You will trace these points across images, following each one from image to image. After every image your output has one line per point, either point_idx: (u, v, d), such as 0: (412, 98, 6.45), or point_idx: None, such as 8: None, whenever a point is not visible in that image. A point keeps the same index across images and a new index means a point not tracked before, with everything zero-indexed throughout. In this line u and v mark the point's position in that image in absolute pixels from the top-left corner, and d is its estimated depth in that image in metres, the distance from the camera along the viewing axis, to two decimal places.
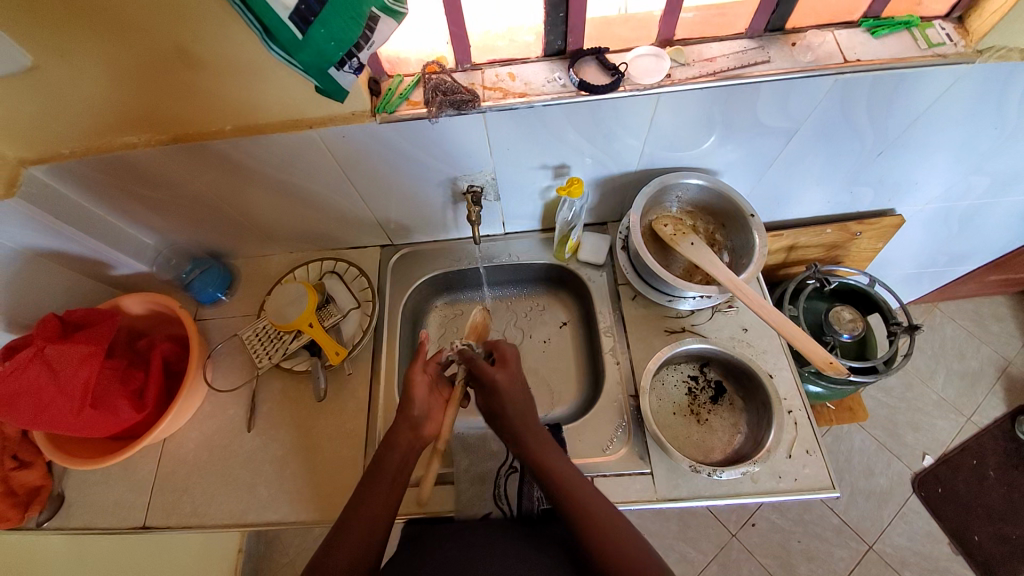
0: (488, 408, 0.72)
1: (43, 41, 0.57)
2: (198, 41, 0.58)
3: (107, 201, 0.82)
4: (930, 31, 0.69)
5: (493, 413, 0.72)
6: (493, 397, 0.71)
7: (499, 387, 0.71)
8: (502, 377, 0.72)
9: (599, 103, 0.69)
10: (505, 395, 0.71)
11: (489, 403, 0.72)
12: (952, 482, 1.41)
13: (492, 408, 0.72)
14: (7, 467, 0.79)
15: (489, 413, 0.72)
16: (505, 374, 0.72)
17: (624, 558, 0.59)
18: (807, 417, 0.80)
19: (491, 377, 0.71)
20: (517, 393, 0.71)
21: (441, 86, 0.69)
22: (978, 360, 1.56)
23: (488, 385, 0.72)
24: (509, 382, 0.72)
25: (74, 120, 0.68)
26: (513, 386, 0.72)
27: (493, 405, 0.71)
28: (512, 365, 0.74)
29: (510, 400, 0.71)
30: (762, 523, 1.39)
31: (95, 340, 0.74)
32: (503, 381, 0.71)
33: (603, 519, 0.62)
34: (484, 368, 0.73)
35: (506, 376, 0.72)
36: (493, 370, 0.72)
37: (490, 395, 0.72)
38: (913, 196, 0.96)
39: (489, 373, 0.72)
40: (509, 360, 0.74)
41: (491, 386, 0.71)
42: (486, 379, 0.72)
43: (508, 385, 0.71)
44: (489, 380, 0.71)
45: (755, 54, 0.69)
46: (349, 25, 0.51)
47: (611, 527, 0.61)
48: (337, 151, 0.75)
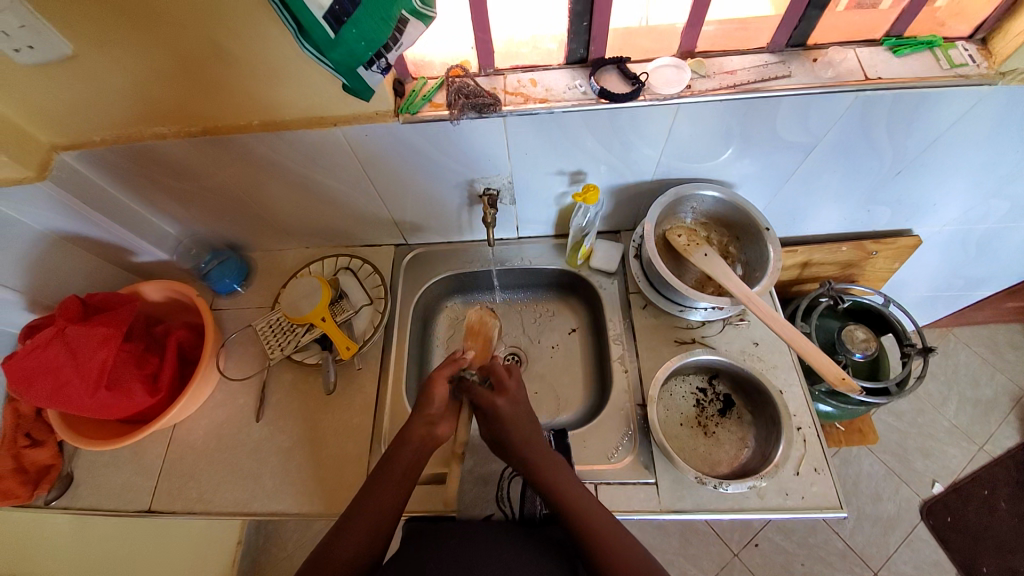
0: (493, 437, 0.72)
1: (84, 31, 0.59)
2: (231, 37, 0.60)
3: (134, 189, 0.84)
4: (952, 52, 0.69)
5: (498, 439, 0.72)
6: (495, 422, 0.72)
7: (501, 413, 0.71)
8: (503, 403, 0.72)
9: (618, 111, 0.70)
10: (506, 420, 0.71)
11: (493, 431, 0.72)
12: (962, 511, 1.38)
13: (495, 434, 0.72)
14: (20, 444, 0.81)
15: (494, 440, 0.72)
16: (504, 398, 0.73)
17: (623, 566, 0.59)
18: (816, 435, 0.79)
19: (492, 405, 0.72)
20: (517, 417, 0.72)
21: (464, 89, 0.70)
22: (992, 389, 1.53)
23: (490, 412, 0.72)
24: (512, 408, 0.72)
25: (107, 109, 0.70)
26: (513, 410, 0.72)
27: (497, 432, 0.71)
28: (508, 387, 0.74)
29: (512, 424, 0.71)
30: (765, 544, 1.37)
31: (114, 323, 0.76)
32: (503, 407, 0.72)
33: (607, 533, 0.62)
34: (483, 395, 0.73)
35: (505, 400, 0.73)
36: (494, 397, 0.72)
37: (492, 421, 0.72)
38: (930, 217, 0.95)
39: (490, 401, 0.72)
40: (504, 383, 0.75)
41: (494, 413, 0.72)
42: (487, 407, 0.72)
43: (509, 412, 0.72)
44: (490, 407, 0.72)
45: (776, 68, 0.70)
46: (380, 27, 0.53)
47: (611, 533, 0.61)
48: (358, 149, 0.76)
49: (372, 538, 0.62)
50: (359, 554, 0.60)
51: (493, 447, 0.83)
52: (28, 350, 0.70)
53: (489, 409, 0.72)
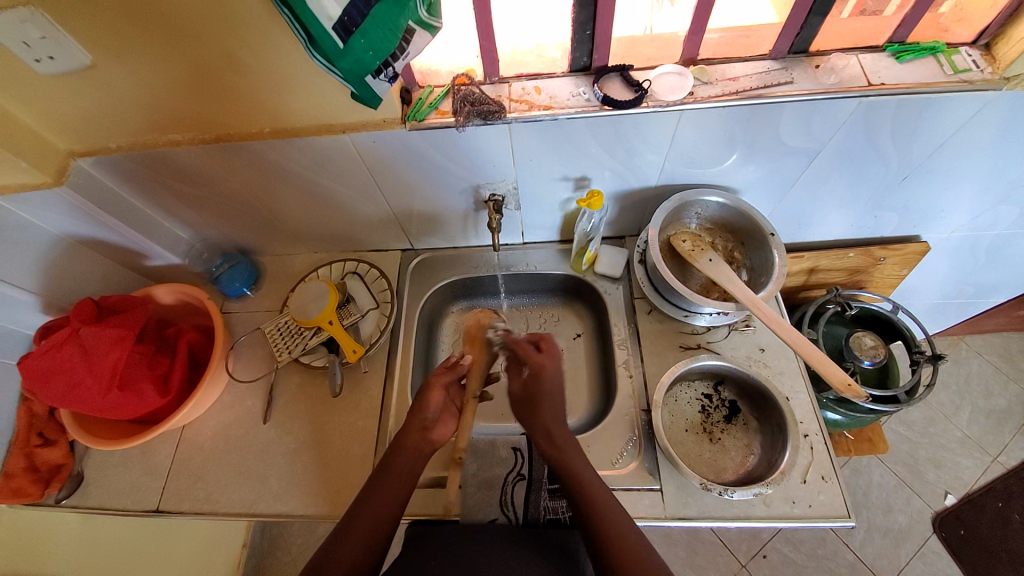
0: (526, 391, 0.74)
1: (103, 42, 0.61)
2: (245, 48, 0.62)
3: (147, 194, 0.86)
4: (956, 57, 0.69)
5: (528, 398, 0.74)
6: (534, 382, 0.74)
7: (543, 376, 0.74)
8: (550, 366, 0.74)
9: (621, 118, 0.71)
10: (547, 384, 0.73)
11: (528, 388, 0.74)
12: (975, 524, 1.35)
13: (532, 394, 0.73)
14: (32, 443, 0.84)
15: (524, 396, 0.74)
16: (551, 363, 0.75)
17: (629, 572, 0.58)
18: (824, 443, 0.78)
19: (540, 366, 0.74)
20: (558, 384, 0.74)
21: (470, 97, 0.72)
22: (1005, 398, 1.50)
23: (534, 371, 0.74)
24: (552, 369, 0.75)
25: (123, 117, 0.72)
26: (555, 377, 0.75)
27: (533, 391, 0.74)
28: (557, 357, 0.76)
29: (550, 389, 0.73)
30: (773, 555, 1.35)
31: (128, 325, 0.78)
32: (548, 368, 0.74)
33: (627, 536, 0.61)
34: (532, 355, 0.75)
35: (551, 366, 0.75)
36: (541, 358, 0.75)
37: (532, 380, 0.74)
38: (938, 223, 0.94)
39: (539, 362, 0.74)
40: (553, 350, 0.76)
41: (537, 370, 0.74)
42: (533, 363, 0.74)
43: (552, 376, 0.74)
44: (537, 365, 0.74)
45: (778, 75, 0.71)
46: (387, 37, 0.54)
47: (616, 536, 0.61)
48: (366, 156, 0.78)
49: (375, 535, 0.63)
50: (362, 553, 0.61)
51: (498, 450, 0.82)
52: (44, 350, 0.72)
53: (533, 368, 0.74)
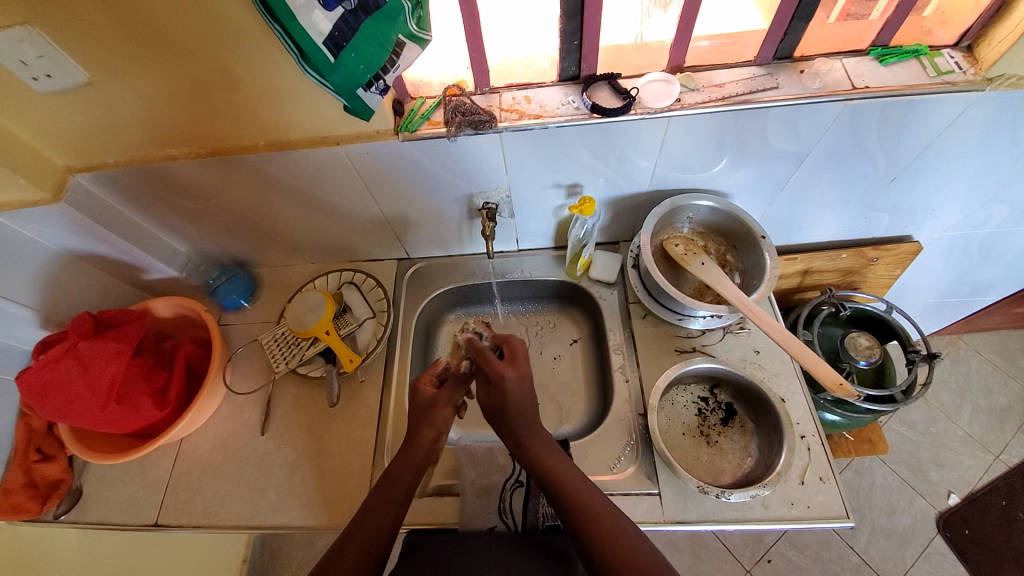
0: (492, 404, 0.69)
1: (100, 60, 0.62)
2: (239, 64, 0.63)
3: (144, 209, 0.87)
4: (939, 60, 0.71)
5: (497, 411, 0.69)
6: (498, 394, 0.69)
7: (506, 388, 0.68)
8: (513, 375, 0.69)
9: (611, 125, 0.72)
10: (510, 394, 0.68)
11: (491, 398, 0.69)
12: (980, 524, 1.35)
13: (495, 404, 0.69)
14: (31, 459, 0.84)
15: (493, 408, 0.69)
16: (513, 371, 0.69)
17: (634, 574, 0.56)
18: (820, 444, 0.78)
19: (501, 378, 0.68)
20: (523, 391, 0.69)
21: (461, 107, 0.73)
22: (1006, 396, 1.50)
23: (496, 382, 0.69)
24: (517, 379, 0.69)
25: (120, 132, 0.73)
26: (520, 385, 0.69)
27: (498, 404, 0.69)
28: (520, 362, 0.71)
29: (514, 398, 0.68)
30: (778, 560, 1.34)
31: (125, 338, 0.78)
32: (512, 379, 0.69)
33: (631, 548, 0.58)
34: (492, 366, 0.70)
35: (513, 373, 0.69)
36: (503, 369, 0.69)
37: (495, 392, 0.69)
38: (929, 223, 0.95)
39: (499, 373, 0.69)
40: (518, 356, 0.71)
41: (498, 382, 0.69)
42: (494, 374, 0.69)
43: (516, 387, 0.69)
44: (499, 377, 0.69)
45: (764, 80, 0.72)
46: (377, 52, 0.55)
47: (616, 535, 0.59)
48: (360, 167, 0.79)
49: (373, 541, 0.62)
50: (361, 560, 0.60)
51: (496, 457, 0.80)
52: (42, 364, 0.72)
53: (495, 380, 0.69)
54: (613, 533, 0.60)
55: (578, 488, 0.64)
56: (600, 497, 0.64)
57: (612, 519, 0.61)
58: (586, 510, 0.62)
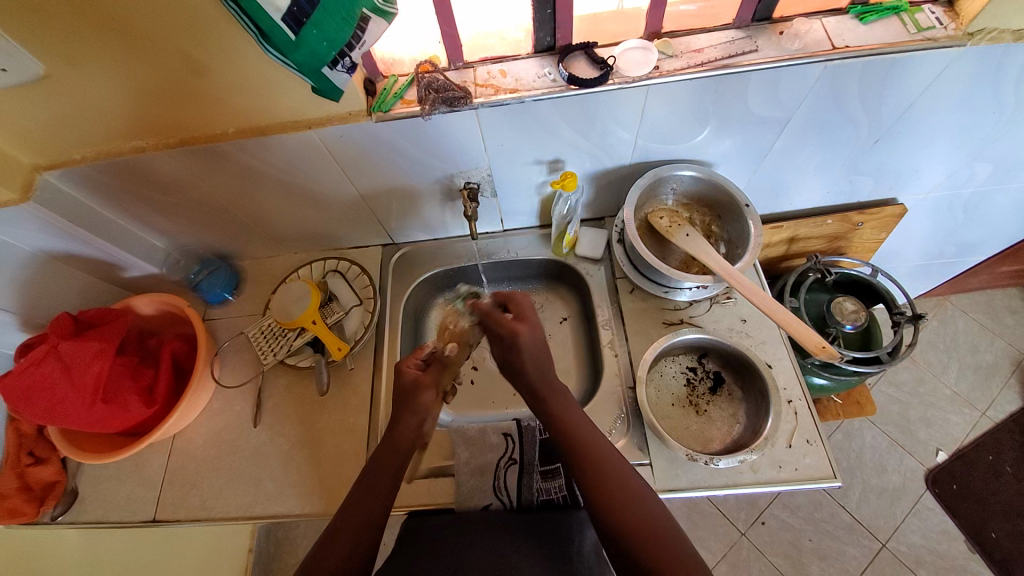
0: (506, 363, 0.71)
1: (54, 50, 0.59)
2: (201, 48, 0.61)
3: (118, 205, 0.85)
4: (919, 15, 0.69)
5: (508, 365, 0.71)
6: (512, 350, 0.70)
7: (520, 343, 0.69)
8: (526, 332, 0.70)
9: (590, 96, 0.70)
10: (524, 352, 0.69)
11: (506, 356, 0.71)
12: (967, 478, 1.38)
13: (510, 361, 0.70)
14: (23, 463, 0.83)
15: (505, 364, 0.71)
16: (526, 328, 0.71)
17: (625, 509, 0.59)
18: (807, 407, 0.80)
19: (514, 332, 0.70)
20: (537, 351, 0.70)
21: (434, 83, 0.70)
22: (992, 354, 1.53)
23: (511, 340, 0.70)
24: (531, 336, 0.70)
25: (85, 126, 0.71)
26: (534, 341, 0.70)
27: (512, 360, 0.70)
28: (531, 318, 0.72)
29: (529, 356, 0.69)
30: (772, 522, 1.38)
31: (107, 338, 0.77)
32: (525, 335, 0.70)
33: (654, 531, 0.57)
34: (506, 323, 0.72)
35: (528, 329, 0.71)
36: (515, 326, 0.70)
37: (509, 349, 0.70)
38: (914, 184, 0.95)
39: (512, 328, 0.71)
40: (527, 314, 0.73)
41: (512, 340, 0.70)
42: (506, 332, 0.71)
43: (531, 345, 0.70)
44: (511, 333, 0.70)
45: (743, 43, 0.70)
46: (341, 27, 0.54)
47: (616, 478, 0.61)
48: (336, 150, 0.77)
49: (364, 526, 0.61)
50: (355, 540, 0.60)
51: (489, 437, 0.81)
52: (23, 367, 0.71)
53: (508, 336, 0.70)
54: (634, 507, 0.59)
55: (598, 463, 0.63)
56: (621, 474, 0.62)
57: (636, 493, 0.60)
58: (607, 487, 0.60)
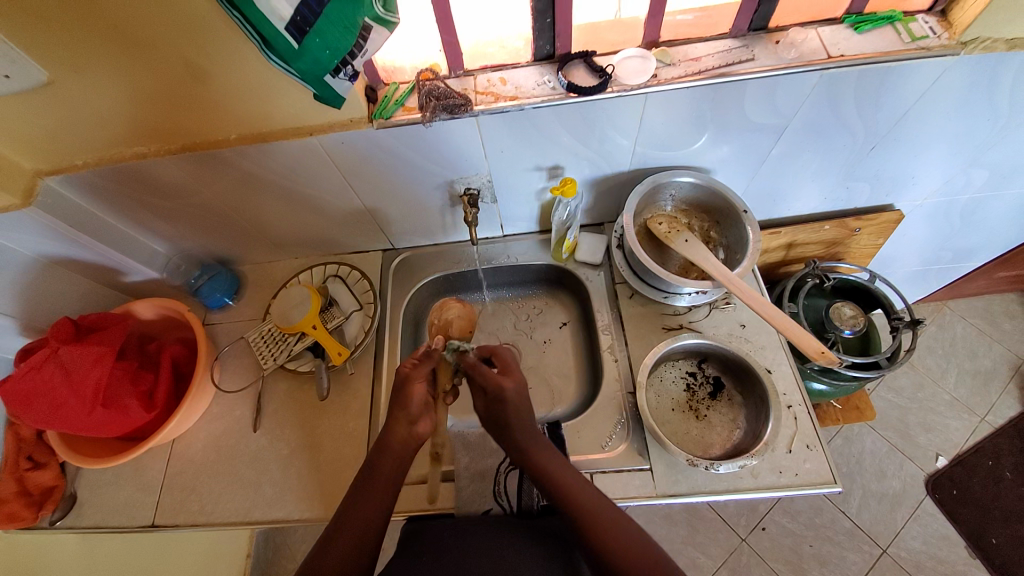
0: (491, 415, 0.70)
1: (60, 58, 0.60)
2: (204, 55, 0.62)
3: (120, 211, 0.85)
4: (913, 25, 0.70)
5: (495, 421, 0.70)
6: (496, 402, 0.70)
7: (506, 397, 0.69)
8: (511, 386, 0.70)
9: (589, 104, 0.71)
10: (510, 404, 0.69)
11: (491, 409, 0.70)
12: (967, 484, 1.38)
13: (495, 414, 0.70)
14: (22, 467, 0.82)
15: (491, 418, 0.70)
16: (511, 381, 0.70)
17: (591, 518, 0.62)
18: (807, 413, 0.80)
19: (500, 387, 0.69)
20: (522, 402, 0.70)
21: (436, 91, 0.71)
22: (991, 359, 1.53)
23: (496, 395, 0.69)
24: (516, 387, 0.70)
25: (88, 132, 0.71)
26: (518, 393, 0.70)
27: (497, 412, 0.70)
28: (514, 370, 0.72)
29: (515, 399, 0.70)
30: (772, 527, 1.37)
31: (108, 342, 0.77)
32: (510, 388, 0.70)
33: (628, 543, 0.59)
34: (490, 377, 0.70)
35: (512, 380, 0.71)
36: (499, 380, 0.70)
37: (494, 401, 0.70)
38: (910, 191, 0.96)
39: (497, 383, 0.70)
40: (510, 366, 0.73)
41: (498, 394, 0.69)
42: (492, 387, 0.70)
43: (515, 397, 0.70)
44: (497, 388, 0.69)
45: (740, 52, 0.71)
46: (343, 35, 0.54)
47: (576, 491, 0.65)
48: (338, 157, 0.78)
49: (365, 529, 0.61)
50: (357, 544, 0.60)
51: (489, 442, 0.81)
52: (23, 372, 0.71)
53: (494, 392, 0.69)
54: (599, 514, 0.62)
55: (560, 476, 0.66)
56: (596, 492, 0.65)
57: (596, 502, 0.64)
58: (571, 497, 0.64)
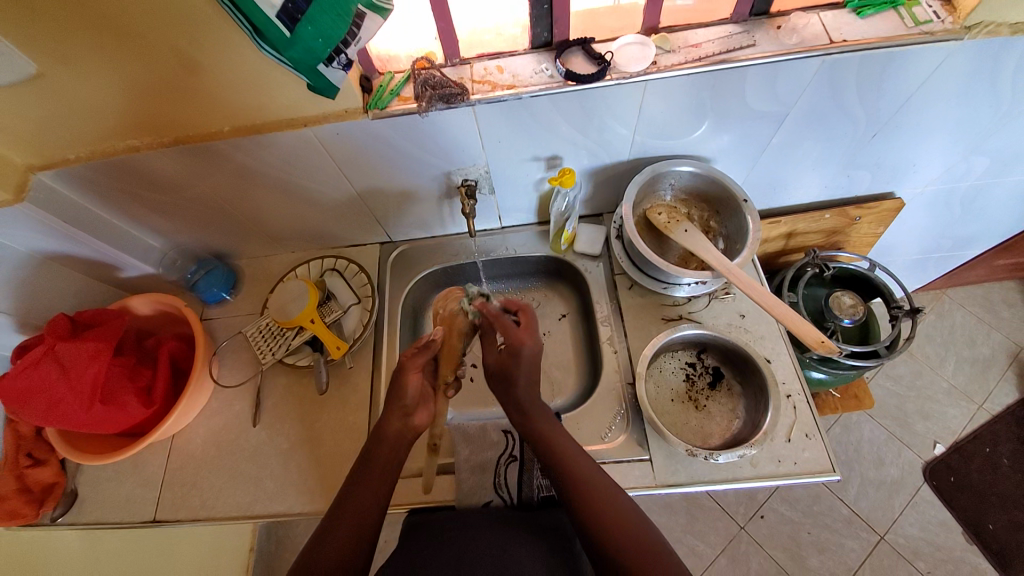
0: (502, 367, 0.70)
1: (47, 49, 0.59)
2: (194, 45, 0.60)
3: (114, 205, 0.84)
4: (917, 9, 0.69)
5: (503, 373, 0.70)
6: (509, 360, 0.70)
7: (522, 354, 0.69)
8: (529, 343, 0.70)
9: (587, 92, 0.70)
10: (523, 361, 0.69)
11: (503, 363, 0.70)
12: (964, 470, 1.39)
13: (506, 367, 0.70)
14: (22, 464, 0.82)
15: (500, 372, 0.70)
16: (530, 341, 0.71)
17: (587, 489, 0.62)
18: (806, 402, 0.80)
19: (520, 342, 0.70)
20: (534, 364, 0.70)
21: (431, 80, 0.70)
22: (989, 347, 1.53)
23: (514, 347, 0.70)
24: (532, 348, 0.71)
25: (78, 125, 0.70)
26: (534, 355, 0.71)
27: (508, 368, 0.70)
28: (535, 333, 0.72)
29: (525, 370, 0.70)
30: (771, 515, 1.38)
31: (105, 338, 0.76)
32: (528, 346, 0.70)
33: (620, 515, 0.60)
34: (511, 330, 0.72)
35: (531, 343, 0.71)
36: (521, 336, 0.71)
37: (509, 356, 0.70)
38: (911, 178, 0.95)
39: (518, 337, 0.71)
40: (532, 326, 0.73)
41: (514, 347, 0.70)
42: (511, 338, 0.71)
43: (530, 356, 0.70)
44: (516, 343, 0.70)
45: (741, 38, 0.70)
46: (336, 23, 0.53)
47: (572, 461, 0.65)
48: (333, 148, 0.77)
49: (363, 518, 0.62)
50: (356, 534, 0.60)
51: (489, 434, 0.81)
52: (20, 369, 0.71)
53: (512, 343, 0.70)
54: (596, 485, 0.63)
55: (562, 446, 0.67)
56: (592, 464, 0.65)
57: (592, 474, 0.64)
58: (572, 465, 0.65)
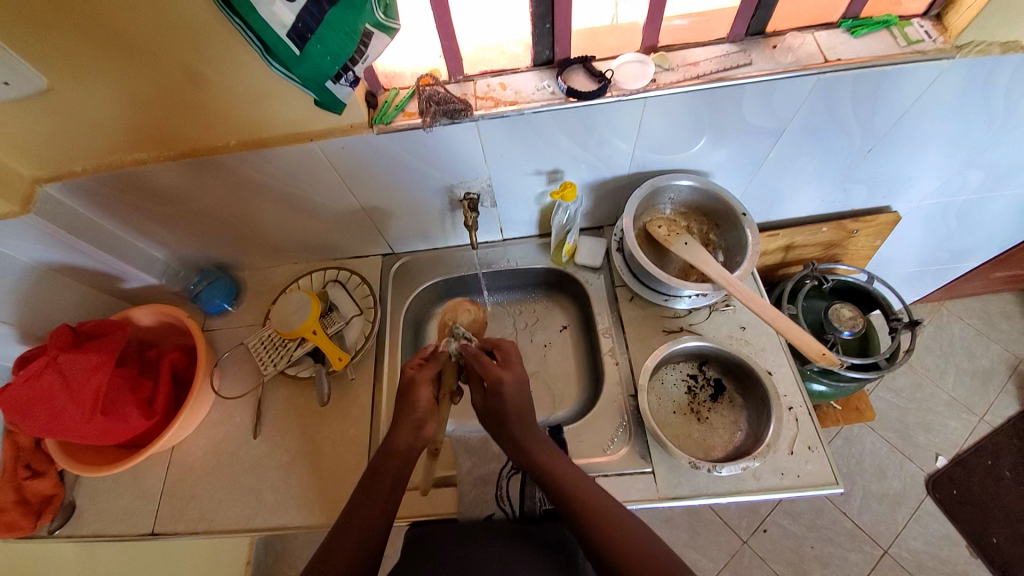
0: (488, 408, 0.70)
1: (60, 64, 0.60)
2: (203, 61, 0.62)
3: (119, 217, 0.85)
4: (909, 29, 0.71)
5: (492, 413, 0.70)
6: (493, 395, 0.70)
7: (504, 391, 0.69)
8: (509, 379, 0.70)
9: (587, 109, 0.72)
10: (507, 397, 0.69)
11: (488, 402, 0.70)
12: (966, 483, 1.39)
13: (492, 406, 0.70)
14: (20, 476, 0.81)
15: (488, 411, 0.71)
16: (510, 375, 0.70)
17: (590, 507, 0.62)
18: (808, 414, 0.80)
19: (498, 380, 0.69)
20: (519, 396, 0.70)
21: (436, 96, 0.71)
22: (988, 359, 1.54)
23: (494, 386, 0.70)
24: (513, 380, 0.70)
25: (86, 138, 0.71)
26: (517, 387, 0.70)
27: (493, 407, 0.70)
28: (516, 365, 0.72)
29: (511, 402, 0.69)
30: (773, 529, 1.37)
31: (106, 349, 0.77)
32: (508, 382, 0.70)
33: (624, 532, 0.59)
34: (489, 369, 0.71)
35: (512, 376, 0.71)
36: (498, 373, 0.70)
37: (492, 395, 0.70)
38: (906, 192, 0.96)
39: (496, 376, 0.70)
40: (511, 360, 0.73)
41: (496, 386, 0.69)
42: (489, 378, 0.70)
43: (514, 391, 0.70)
44: (495, 381, 0.70)
45: (738, 57, 0.72)
46: (344, 42, 0.55)
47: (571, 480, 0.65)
48: (338, 161, 0.78)
49: (365, 530, 0.61)
50: (357, 547, 0.60)
51: (490, 447, 0.81)
52: (22, 380, 0.71)
53: (492, 383, 0.70)
54: (597, 504, 0.63)
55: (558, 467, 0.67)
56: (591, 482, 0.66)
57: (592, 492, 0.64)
58: (570, 485, 0.65)
